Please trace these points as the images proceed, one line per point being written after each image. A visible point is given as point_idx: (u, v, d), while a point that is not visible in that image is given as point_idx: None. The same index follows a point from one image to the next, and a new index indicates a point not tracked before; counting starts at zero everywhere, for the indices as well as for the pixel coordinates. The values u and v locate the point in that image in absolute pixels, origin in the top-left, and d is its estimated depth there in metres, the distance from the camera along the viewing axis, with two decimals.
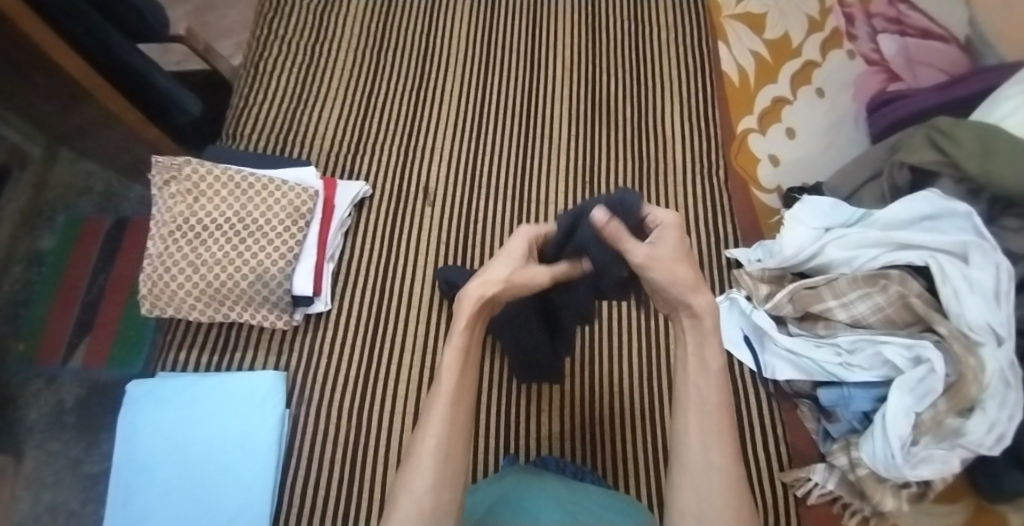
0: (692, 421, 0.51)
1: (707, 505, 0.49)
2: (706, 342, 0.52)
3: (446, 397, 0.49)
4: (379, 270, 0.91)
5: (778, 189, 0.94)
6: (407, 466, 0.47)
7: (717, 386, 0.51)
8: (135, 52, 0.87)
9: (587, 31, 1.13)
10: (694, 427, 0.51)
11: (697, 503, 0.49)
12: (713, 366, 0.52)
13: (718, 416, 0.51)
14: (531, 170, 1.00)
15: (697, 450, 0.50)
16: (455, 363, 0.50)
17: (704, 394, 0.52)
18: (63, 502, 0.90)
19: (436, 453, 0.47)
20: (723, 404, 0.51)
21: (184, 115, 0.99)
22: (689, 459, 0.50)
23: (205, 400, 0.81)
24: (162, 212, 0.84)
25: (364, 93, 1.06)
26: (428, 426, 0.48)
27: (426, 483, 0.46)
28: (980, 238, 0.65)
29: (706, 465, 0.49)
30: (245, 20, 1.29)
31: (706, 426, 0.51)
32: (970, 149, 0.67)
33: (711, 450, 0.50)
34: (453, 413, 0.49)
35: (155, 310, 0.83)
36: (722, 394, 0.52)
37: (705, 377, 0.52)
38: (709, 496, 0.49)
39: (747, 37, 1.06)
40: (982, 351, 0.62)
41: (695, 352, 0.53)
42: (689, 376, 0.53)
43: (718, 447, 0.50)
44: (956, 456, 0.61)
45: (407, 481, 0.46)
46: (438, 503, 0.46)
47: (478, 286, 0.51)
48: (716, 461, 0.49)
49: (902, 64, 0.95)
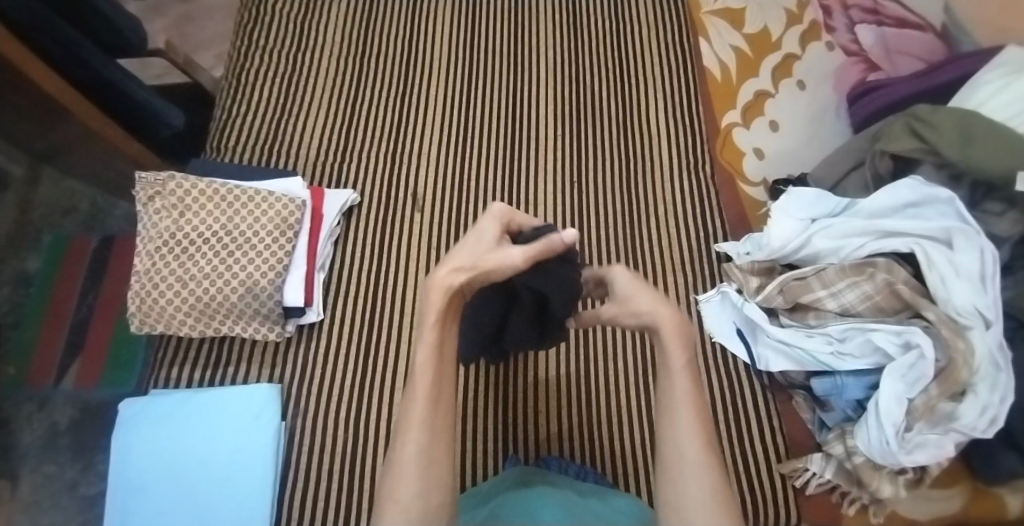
0: (666, 421, 0.52)
1: (688, 501, 0.48)
2: (670, 345, 0.52)
3: (423, 397, 0.50)
4: (370, 279, 0.91)
5: (763, 182, 0.95)
6: (391, 472, 0.48)
7: (689, 386, 0.52)
8: (111, 65, 0.86)
9: (567, 32, 1.14)
10: (669, 426, 0.51)
11: (676, 501, 0.49)
12: (676, 364, 0.52)
13: (693, 413, 0.51)
14: (518, 173, 1.01)
15: (672, 447, 0.51)
16: (429, 365, 0.51)
17: (675, 392, 0.52)
18: (60, 525, 0.89)
19: (418, 459, 0.48)
20: (693, 401, 0.51)
21: (167, 128, 0.98)
22: (666, 458, 0.51)
23: (198, 416, 0.80)
24: (148, 228, 0.83)
25: (348, 101, 1.06)
26: (410, 431, 0.49)
27: (413, 488, 0.47)
28: (964, 223, 0.65)
29: (679, 460, 0.50)
30: (227, 32, 1.29)
31: (678, 423, 0.51)
32: (948, 136, 0.68)
33: (683, 445, 0.50)
34: (432, 412, 0.50)
35: (144, 327, 0.82)
36: (695, 391, 0.52)
37: (671, 376, 0.52)
38: (689, 494, 0.48)
39: (727, 32, 1.07)
40: (970, 335, 0.63)
41: (661, 355, 0.53)
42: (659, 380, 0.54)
43: (691, 444, 0.50)
44: (951, 440, 0.62)
45: (392, 490, 0.47)
46: (428, 506, 0.47)
47: (444, 278, 0.51)
48: (689, 456, 0.49)
49: (880, 55, 0.96)
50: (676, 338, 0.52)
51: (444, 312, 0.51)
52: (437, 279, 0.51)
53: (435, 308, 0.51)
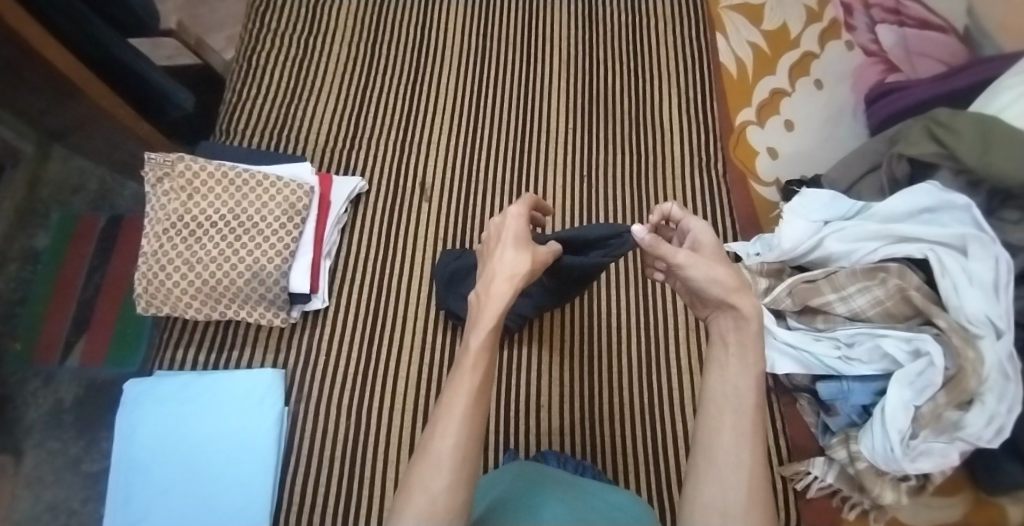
0: (725, 419, 0.49)
1: (730, 504, 0.46)
2: (749, 347, 0.52)
3: (466, 396, 0.49)
4: (377, 266, 0.91)
5: (776, 182, 0.93)
6: (421, 465, 0.47)
7: (754, 385, 0.50)
8: (125, 47, 0.87)
9: (582, 23, 1.12)
10: (728, 428, 0.49)
11: (719, 501, 0.47)
12: (755, 367, 0.51)
13: (752, 419, 0.49)
14: (529, 166, 1.00)
15: (727, 447, 0.48)
16: (479, 364, 0.51)
17: (740, 394, 0.50)
18: (63, 501, 0.90)
19: (456, 452, 0.47)
20: (756, 403, 0.50)
21: (174, 109, 0.99)
22: (716, 456, 0.48)
23: (201, 398, 0.81)
24: (156, 209, 0.83)
25: (359, 88, 1.06)
26: (447, 426, 0.48)
27: (441, 482, 0.46)
28: (979, 230, 0.63)
29: (735, 463, 0.47)
30: (238, 15, 1.28)
31: (740, 425, 0.49)
32: (968, 143, 0.66)
33: (742, 449, 0.48)
34: (473, 412, 0.49)
35: (150, 308, 0.82)
36: (758, 395, 0.50)
37: (744, 374, 0.51)
38: (733, 497, 0.46)
39: (745, 28, 1.05)
40: (981, 344, 0.61)
41: (736, 354, 0.52)
42: (724, 375, 0.52)
43: (749, 447, 0.48)
44: (956, 449, 0.61)
45: (422, 480, 0.46)
46: (451, 504, 0.45)
47: (502, 286, 0.54)
48: (746, 460, 0.47)
49: (901, 56, 0.91)
50: (757, 341, 0.52)
51: (500, 321, 0.53)
52: (494, 287, 0.54)
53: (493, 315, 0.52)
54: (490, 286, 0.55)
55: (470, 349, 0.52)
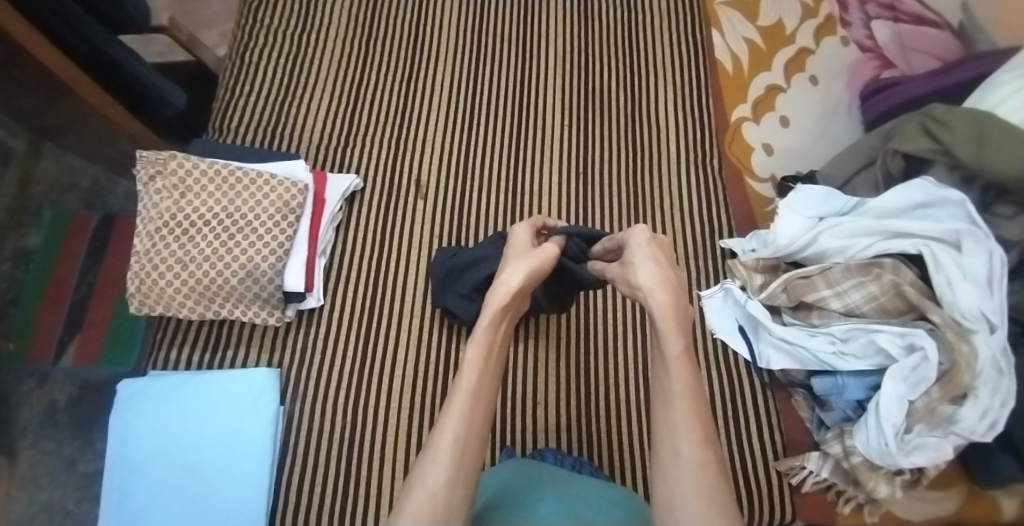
0: (663, 413, 0.53)
1: (679, 496, 0.48)
2: (666, 330, 0.55)
3: (466, 392, 0.52)
4: (372, 264, 0.91)
5: (772, 178, 0.93)
6: (421, 461, 0.48)
7: (685, 377, 0.53)
8: (115, 43, 0.86)
9: (577, 19, 1.12)
10: (666, 421, 0.52)
11: (669, 494, 0.49)
12: (674, 353, 0.54)
13: (687, 408, 0.51)
14: (524, 163, 0.99)
15: (667, 441, 0.51)
16: (478, 360, 0.54)
17: (672, 385, 0.53)
18: (59, 501, 0.89)
19: (455, 446, 0.48)
20: (690, 393, 0.52)
21: (167, 107, 0.98)
22: (664, 452, 0.51)
23: (195, 398, 0.81)
24: (148, 208, 0.82)
25: (352, 85, 1.05)
26: (448, 421, 0.49)
27: (441, 478, 0.46)
28: (973, 226, 0.64)
29: (675, 455, 0.50)
30: (231, 10, 1.27)
31: (675, 416, 0.52)
32: (963, 138, 0.66)
33: (678, 439, 0.50)
34: (473, 409, 0.50)
35: (143, 308, 0.82)
36: (691, 384, 0.53)
37: (667, 367, 0.54)
38: (681, 487, 0.48)
39: (741, 23, 1.05)
40: (975, 339, 0.62)
41: (659, 344, 0.56)
42: (659, 373, 0.56)
43: (687, 438, 0.50)
44: (949, 442, 0.62)
45: (422, 474, 0.47)
46: (451, 497, 0.45)
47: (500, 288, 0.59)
48: (684, 450, 0.50)
49: (895, 51, 0.92)
50: (673, 328, 0.55)
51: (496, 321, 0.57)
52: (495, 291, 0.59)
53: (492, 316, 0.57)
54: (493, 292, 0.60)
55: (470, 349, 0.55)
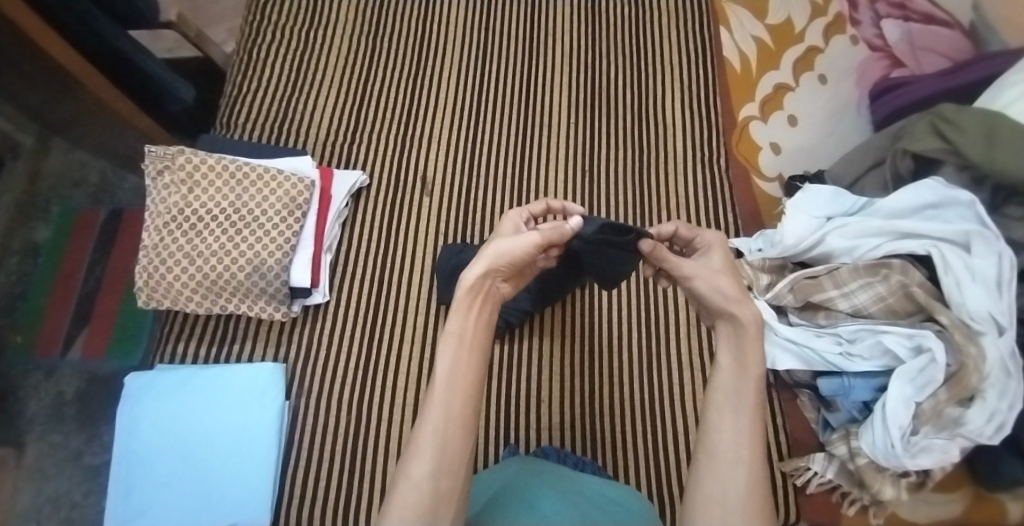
0: (723, 415, 0.50)
1: (730, 496, 0.46)
2: (747, 346, 0.51)
3: (445, 381, 0.49)
4: (377, 261, 0.91)
5: (779, 177, 0.93)
6: (407, 453, 0.47)
7: (754, 385, 0.50)
8: (125, 39, 0.86)
9: (585, 16, 1.12)
10: (727, 424, 0.49)
11: (721, 496, 0.47)
12: (753, 368, 0.51)
13: (752, 416, 0.49)
14: (530, 161, 0.99)
15: (725, 443, 0.48)
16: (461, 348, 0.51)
17: (740, 392, 0.50)
18: (65, 493, 0.90)
19: (437, 439, 0.47)
20: (756, 402, 0.50)
21: (178, 103, 0.98)
22: (717, 453, 0.48)
23: (200, 392, 0.81)
24: (157, 203, 0.83)
25: (360, 82, 1.05)
26: (430, 413, 0.48)
27: (424, 470, 0.45)
28: (984, 227, 0.63)
29: (734, 459, 0.47)
30: (239, 7, 1.27)
31: (740, 421, 0.49)
32: (973, 137, 0.66)
33: (741, 443, 0.48)
34: (454, 397, 0.48)
35: (151, 302, 0.82)
36: (759, 396, 0.50)
37: (744, 376, 0.51)
38: (731, 493, 0.46)
39: (749, 22, 1.04)
40: (982, 340, 0.61)
41: (733, 355, 0.52)
42: (725, 374, 0.52)
43: (749, 444, 0.48)
44: (956, 445, 0.61)
45: (407, 468, 0.46)
46: (434, 491, 0.45)
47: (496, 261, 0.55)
48: (745, 456, 0.47)
49: (906, 51, 0.92)
50: (757, 343, 0.51)
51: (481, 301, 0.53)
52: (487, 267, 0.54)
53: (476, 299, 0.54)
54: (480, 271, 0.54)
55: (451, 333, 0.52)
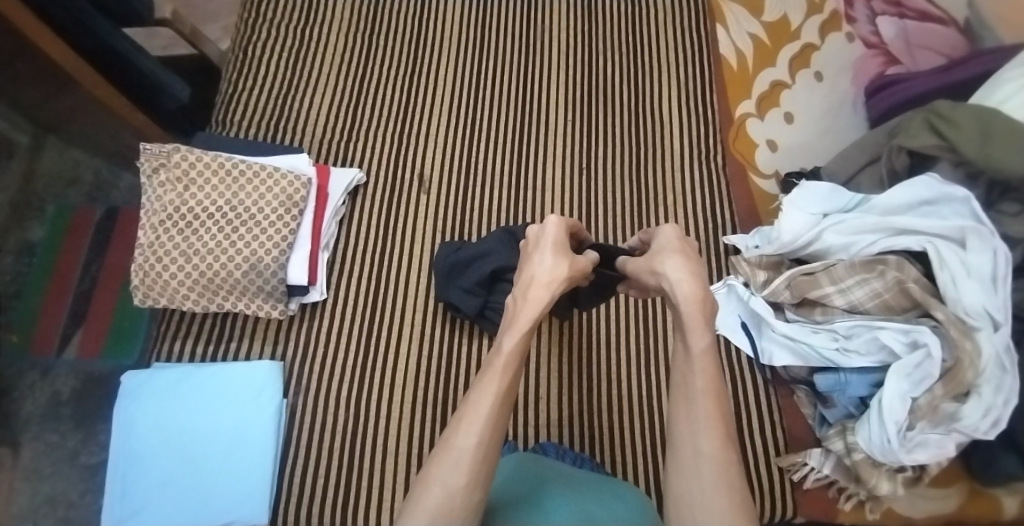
0: (681, 409, 0.50)
1: (697, 494, 0.45)
2: (692, 327, 0.53)
3: (493, 397, 0.50)
4: (374, 260, 0.91)
5: (776, 174, 0.93)
6: (440, 458, 0.47)
7: (706, 374, 0.50)
8: (119, 36, 0.86)
9: (581, 14, 1.12)
10: (684, 418, 0.49)
11: (688, 495, 0.46)
12: (697, 347, 0.52)
13: (707, 401, 0.49)
14: (528, 158, 0.99)
15: (687, 440, 0.48)
16: (508, 365, 0.53)
17: (693, 381, 0.51)
18: (62, 492, 0.90)
19: (477, 453, 0.47)
20: (713, 389, 0.50)
21: (172, 100, 0.98)
22: (679, 450, 0.48)
23: (197, 390, 0.81)
24: (152, 201, 0.82)
25: (356, 80, 1.05)
26: (470, 423, 0.48)
27: (460, 479, 0.45)
28: (978, 223, 0.63)
29: (695, 451, 0.47)
30: (233, 4, 1.26)
31: (695, 412, 0.49)
32: (968, 133, 0.66)
33: (700, 437, 0.48)
34: (497, 412, 0.49)
35: (148, 301, 0.82)
36: (713, 381, 0.50)
37: (691, 362, 0.51)
38: (701, 487, 0.46)
39: (745, 19, 1.05)
40: (978, 336, 0.61)
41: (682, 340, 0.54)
42: (679, 366, 0.53)
43: (707, 435, 0.47)
44: (951, 441, 0.62)
45: (440, 475, 0.46)
46: (467, 500, 0.45)
47: (539, 290, 0.59)
48: (705, 447, 0.47)
49: (902, 48, 0.91)
50: (699, 323, 0.53)
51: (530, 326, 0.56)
52: (530, 293, 0.59)
53: (526, 323, 0.56)
54: (524, 293, 0.59)
55: (502, 349, 0.54)
